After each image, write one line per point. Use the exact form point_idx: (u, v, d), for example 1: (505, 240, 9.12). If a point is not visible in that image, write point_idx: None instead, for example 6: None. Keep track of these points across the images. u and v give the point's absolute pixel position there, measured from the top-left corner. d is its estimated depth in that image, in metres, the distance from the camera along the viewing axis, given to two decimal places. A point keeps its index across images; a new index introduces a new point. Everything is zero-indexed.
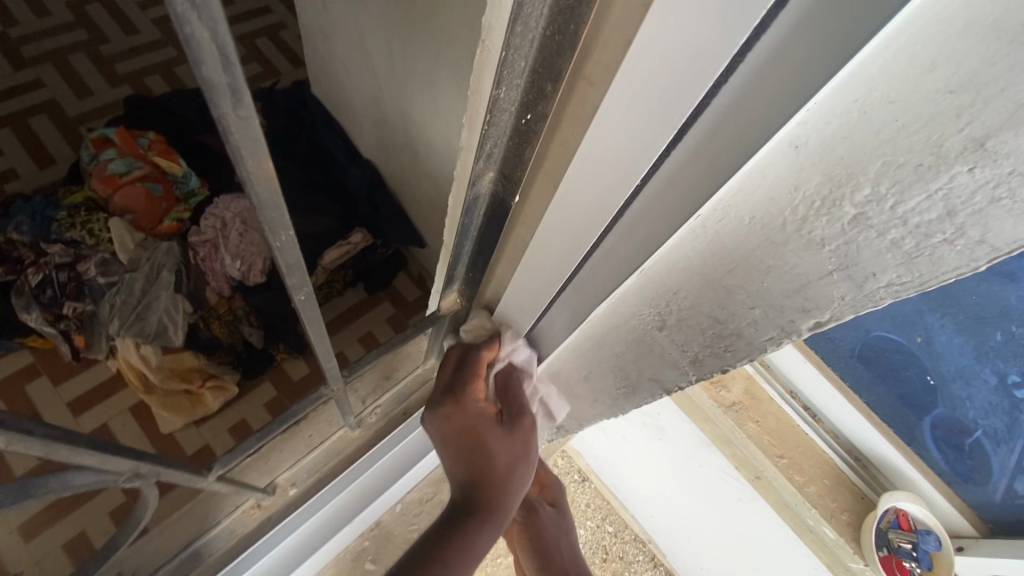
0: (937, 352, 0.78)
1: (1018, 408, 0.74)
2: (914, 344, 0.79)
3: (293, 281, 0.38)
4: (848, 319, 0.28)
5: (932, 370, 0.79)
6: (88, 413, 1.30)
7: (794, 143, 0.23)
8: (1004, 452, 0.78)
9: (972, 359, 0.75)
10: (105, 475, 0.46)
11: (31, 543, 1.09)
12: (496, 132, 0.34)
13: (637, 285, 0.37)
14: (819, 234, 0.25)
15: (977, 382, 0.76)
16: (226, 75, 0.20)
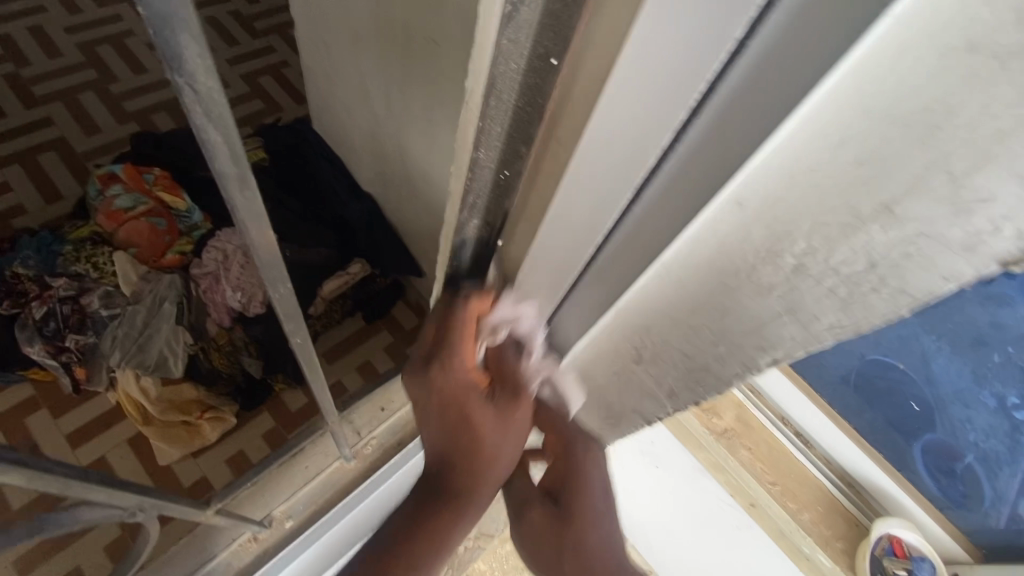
0: (933, 378, 0.82)
1: (1018, 432, 0.77)
2: (904, 368, 0.84)
3: None
4: (800, 357, 0.30)
5: (922, 396, 0.84)
6: (87, 445, 1.31)
7: (738, 201, 0.26)
8: (1000, 478, 0.80)
9: (970, 383, 0.79)
10: (112, 509, 0.48)
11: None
12: (479, 186, 0.35)
13: (613, 322, 0.40)
14: (767, 280, 0.28)
15: (976, 405, 0.79)
16: None
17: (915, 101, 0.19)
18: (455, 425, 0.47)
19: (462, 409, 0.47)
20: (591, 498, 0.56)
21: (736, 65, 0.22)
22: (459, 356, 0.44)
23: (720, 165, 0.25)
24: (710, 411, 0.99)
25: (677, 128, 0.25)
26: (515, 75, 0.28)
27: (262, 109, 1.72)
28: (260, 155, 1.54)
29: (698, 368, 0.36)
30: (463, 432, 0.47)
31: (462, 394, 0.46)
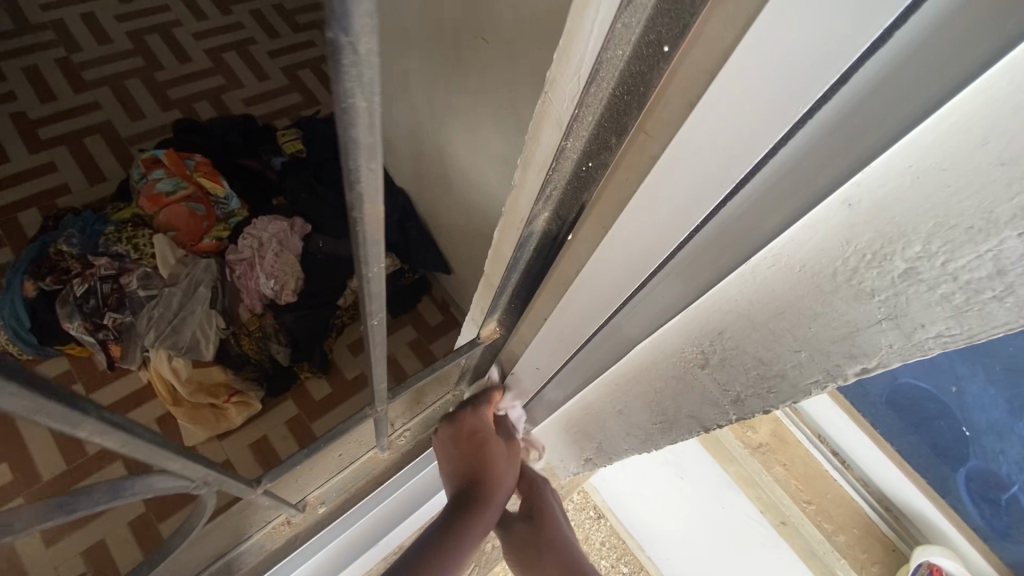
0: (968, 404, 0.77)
1: None
2: (946, 393, 0.79)
3: (368, 307, 0.39)
4: (895, 367, 0.28)
5: (966, 422, 0.79)
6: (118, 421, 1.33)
7: (847, 200, 0.25)
8: None
9: (1006, 413, 0.75)
10: (180, 480, 0.46)
11: (53, 548, 1.11)
12: (558, 175, 0.36)
13: (680, 323, 0.39)
14: (869, 285, 0.27)
15: (1012, 436, 0.75)
16: (369, 135, 0.23)
17: None
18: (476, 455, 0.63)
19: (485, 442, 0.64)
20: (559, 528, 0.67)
21: (873, 57, 0.21)
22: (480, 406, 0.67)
23: (840, 166, 0.25)
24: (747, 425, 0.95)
25: (793, 121, 0.24)
26: (620, 61, 0.28)
27: (300, 102, 1.75)
28: (299, 147, 1.56)
29: (772, 373, 0.35)
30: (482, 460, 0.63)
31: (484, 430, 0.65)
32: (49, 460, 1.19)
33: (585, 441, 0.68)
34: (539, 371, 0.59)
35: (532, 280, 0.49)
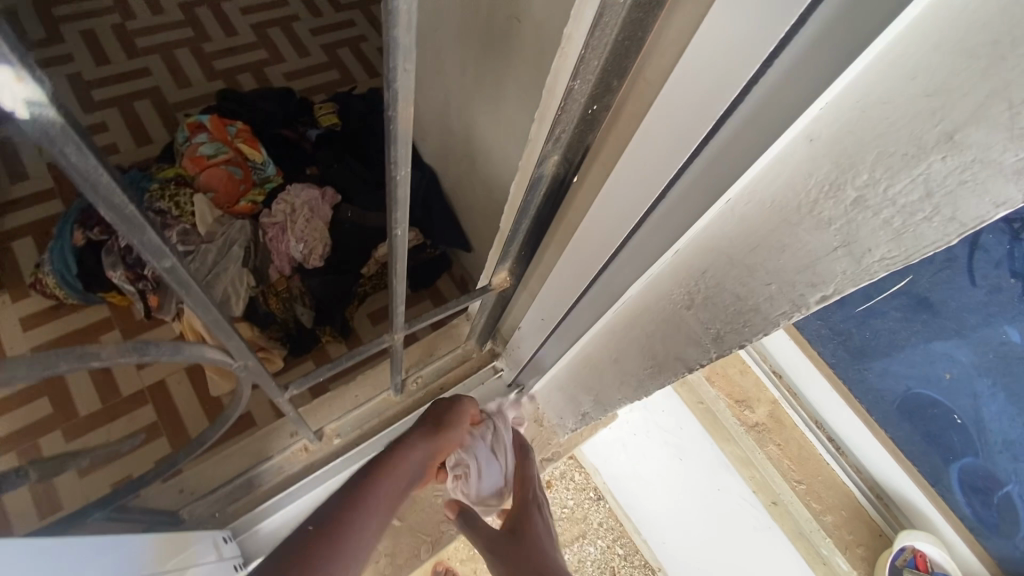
0: (982, 419, 0.75)
1: None
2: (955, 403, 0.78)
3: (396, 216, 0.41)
4: (849, 292, 0.32)
5: (960, 411, 0.77)
6: (148, 369, 1.26)
7: (809, 136, 0.29)
8: None
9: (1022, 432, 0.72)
10: (225, 358, 0.46)
11: (85, 480, 1.12)
12: (567, 118, 0.40)
13: (669, 265, 0.44)
14: (827, 215, 0.31)
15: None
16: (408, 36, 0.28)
17: (984, 35, 0.22)
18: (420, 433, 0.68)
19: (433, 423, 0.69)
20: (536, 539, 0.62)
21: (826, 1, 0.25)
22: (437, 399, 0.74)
23: (795, 103, 0.28)
24: (745, 404, 1.00)
25: (763, 60, 0.28)
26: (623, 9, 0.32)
27: (337, 79, 1.82)
28: (334, 121, 1.62)
29: (747, 308, 0.39)
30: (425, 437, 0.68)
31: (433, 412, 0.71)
32: (87, 397, 1.21)
33: (583, 395, 0.72)
34: (545, 320, 0.64)
35: (542, 227, 0.54)
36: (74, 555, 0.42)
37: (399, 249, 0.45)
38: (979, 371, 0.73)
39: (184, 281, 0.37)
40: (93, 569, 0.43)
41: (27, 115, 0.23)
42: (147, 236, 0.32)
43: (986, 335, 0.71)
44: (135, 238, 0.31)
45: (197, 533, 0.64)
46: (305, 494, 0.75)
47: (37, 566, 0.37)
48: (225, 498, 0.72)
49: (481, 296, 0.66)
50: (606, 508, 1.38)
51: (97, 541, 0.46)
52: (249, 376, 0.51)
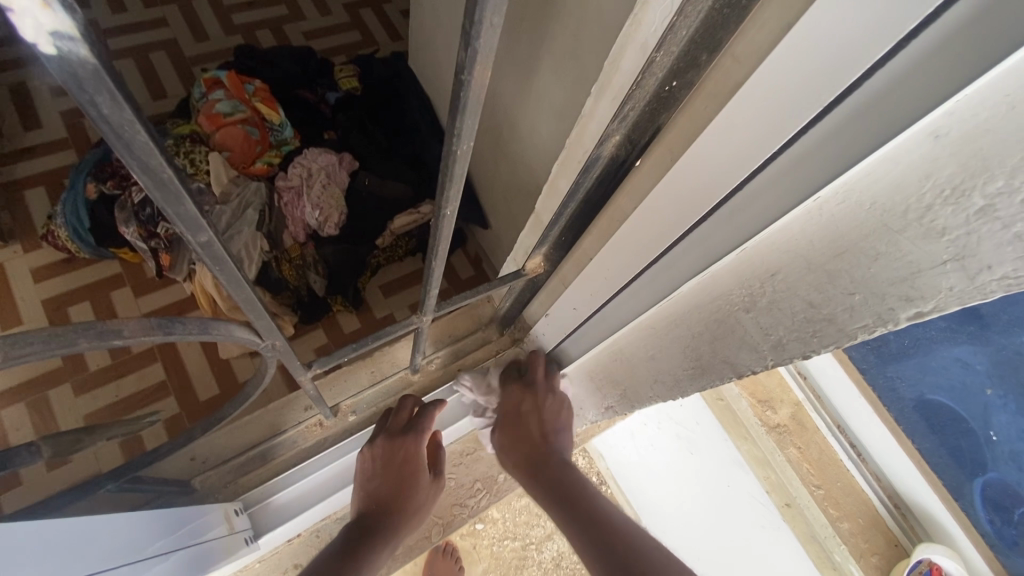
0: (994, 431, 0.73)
1: None
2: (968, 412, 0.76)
3: (447, 193, 0.36)
4: (951, 311, 0.29)
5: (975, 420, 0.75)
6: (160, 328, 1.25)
7: (936, 132, 0.26)
8: None
9: None
10: (250, 337, 0.43)
11: None
12: (639, 95, 0.38)
13: (732, 263, 0.41)
14: (941, 223, 0.27)
15: None
16: None
17: None
18: (393, 470, 0.68)
19: (405, 455, 0.68)
20: (551, 455, 0.67)
21: None
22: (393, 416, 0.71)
23: (926, 94, 0.25)
24: (767, 404, 1.00)
25: (900, 38, 0.24)
26: None
27: (359, 41, 1.75)
28: (354, 84, 1.56)
29: (820, 316, 0.36)
30: (398, 474, 0.68)
31: (403, 443, 0.68)
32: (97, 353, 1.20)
33: (609, 387, 0.70)
34: (577, 310, 0.61)
35: (588, 212, 0.51)
36: (82, 529, 0.40)
37: (445, 228, 0.41)
38: (987, 380, 0.71)
39: (218, 257, 0.34)
40: (102, 546, 0.41)
41: (53, 50, 0.19)
42: (184, 206, 0.28)
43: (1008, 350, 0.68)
44: (170, 207, 0.28)
45: (209, 504, 0.63)
46: (320, 467, 0.75)
47: (47, 543, 0.35)
48: (238, 469, 0.71)
49: (513, 280, 0.63)
50: None
51: (107, 517, 0.45)
52: (274, 356, 0.48)
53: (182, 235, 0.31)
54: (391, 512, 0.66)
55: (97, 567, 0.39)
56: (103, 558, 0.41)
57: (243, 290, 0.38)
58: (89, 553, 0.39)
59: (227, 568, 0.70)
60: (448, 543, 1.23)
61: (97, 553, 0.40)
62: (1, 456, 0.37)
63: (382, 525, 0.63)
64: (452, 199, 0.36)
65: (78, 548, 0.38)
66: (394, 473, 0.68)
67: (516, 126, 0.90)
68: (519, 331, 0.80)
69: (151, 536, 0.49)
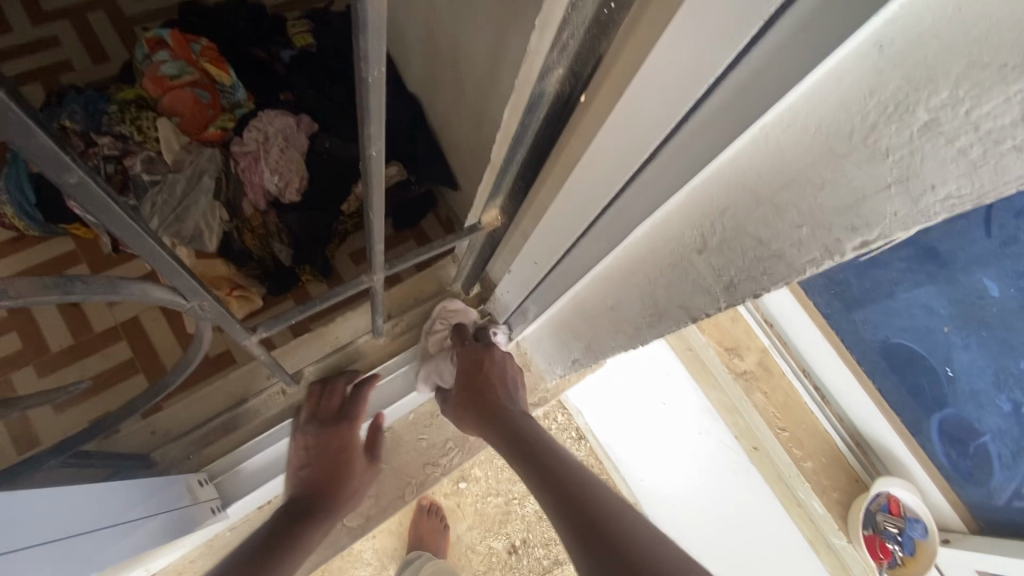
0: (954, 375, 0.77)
1: None
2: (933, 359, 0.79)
3: (370, 131, 0.33)
4: (896, 238, 0.28)
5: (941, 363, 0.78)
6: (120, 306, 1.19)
7: (880, 42, 0.24)
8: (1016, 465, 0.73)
9: (989, 383, 0.73)
10: (172, 296, 0.40)
11: (63, 416, 1.08)
12: (579, 19, 0.35)
13: (682, 202, 0.39)
14: (885, 142, 0.26)
15: (990, 407, 0.74)
16: None
17: None
18: (325, 457, 0.74)
19: (338, 443, 0.74)
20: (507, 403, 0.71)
21: None
22: (324, 400, 0.74)
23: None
24: (734, 351, 0.96)
25: None
26: None
27: None
28: (308, 41, 1.44)
29: (770, 253, 0.35)
30: (332, 456, 0.74)
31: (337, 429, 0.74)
32: (57, 332, 1.15)
33: (574, 341, 0.70)
34: (538, 264, 0.60)
35: (540, 156, 0.48)
36: (32, 505, 0.38)
37: (378, 174, 0.38)
38: (954, 322, 0.74)
39: (103, 204, 0.31)
40: (41, 521, 0.38)
41: None
42: (34, 138, 0.26)
43: (966, 292, 0.71)
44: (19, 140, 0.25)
45: (169, 478, 0.62)
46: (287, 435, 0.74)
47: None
48: (200, 440, 0.70)
49: (470, 234, 0.62)
50: (586, 446, 1.41)
51: (64, 490, 0.43)
52: (209, 319, 0.46)
53: (49, 177, 0.28)
54: (316, 502, 0.71)
55: (38, 542, 0.37)
56: (46, 534, 0.38)
57: (145, 239, 0.35)
58: (39, 527, 0.38)
59: (196, 537, 0.70)
60: (431, 502, 1.27)
61: (35, 528, 0.37)
62: None
63: (312, 512, 0.70)
64: (375, 139, 0.33)
65: (11, 521, 0.35)
66: (323, 463, 0.74)
67: (477, 77, 0.86)
68: (484, 290, 0.78)
69: (99, 512, 0.46)
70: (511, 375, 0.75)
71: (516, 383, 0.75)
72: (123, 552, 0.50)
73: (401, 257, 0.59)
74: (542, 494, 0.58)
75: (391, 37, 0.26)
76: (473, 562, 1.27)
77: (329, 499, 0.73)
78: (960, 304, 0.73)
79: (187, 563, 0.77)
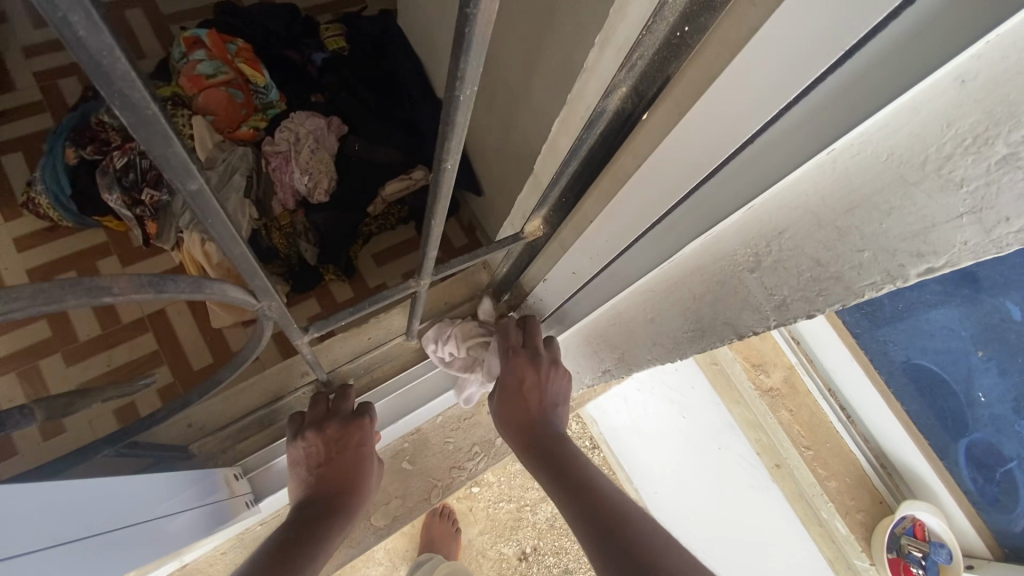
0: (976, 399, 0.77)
1: None
2: (954, 381, 0.79)
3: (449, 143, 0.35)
4: (964, 267, 0.28)
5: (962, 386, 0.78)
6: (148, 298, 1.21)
7: (962, 77, 0.25)
8: None
9: (1010, 410, 0.74)
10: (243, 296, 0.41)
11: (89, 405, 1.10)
12: (648, 41, 0.36)
13: (739, 222, 0.40)
14: (961, 173, 0.26)
15: (1009, 432, 0.75)
16: None
17: None
18: (339, 460, 0.68)
19: (353, 444, 0.69)
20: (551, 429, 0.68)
21: None
22: (334, 404, 0.71)
23: (957, 39, 0.24)
24: (760, 368, 0.95)
25: None
26: None
27: None
28: (340, 45, 1.47)
29: (827, 274, 0.35)
30: (346, 459, 0.68)
31: (350, 431, 0.69)
32: (85, 322, 1.18)
33: (607, 352, 0.71)
34: (577, 274, 0.61)
35: (590, 171, 0.49)
36: (84, 495, 0.39)
37: (444, 186, 0.40)
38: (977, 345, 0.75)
39: (207, 207, 0.32)
40: (91, 512, 0.39)
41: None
42: (172, 146, 0.27)
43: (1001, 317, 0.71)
44: (156, 148, 0.26)
45: (213, 470, 0.64)
46: None
47: (38, 502, 0.34)
48: (237, 434, 0.72)
49: (512, 244, 0.62)
50: (600, 456, 1.47)
51: (114, 481, 0.45)
52: (271, 319, 0.47)
53: (172, 182, 0.29)
54: (333, 505, 0.64)
55: (85, 534, 0.38)
56: (95, 525, 0.40)
57: (234, 241, 0.36)
58: (89, 518, 0.39)
59: (227, 531, 0.71)
60: (444, 506, 1.27)
61: (89, 519, 0.39)
62: None
63: (329, 517, 0.62)
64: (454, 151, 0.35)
65: (70, 514, 0.37)
66: (339, 463, 0.68)
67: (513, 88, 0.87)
68: (516, 298, 0.80)
69: (151, 501, 0.49)
70: (556, 400, 0.71)
71: (561, 408, 0.72)
72: (161, 545, 0.51)
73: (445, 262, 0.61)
74: (582, 531, 0.54)
75: (486, 57, 0.27)
76: (484, 567, 1.27)
77: (346, 501, 0.66)
78: (984, 327, 0.73)
79: (217, 556, 0.79)
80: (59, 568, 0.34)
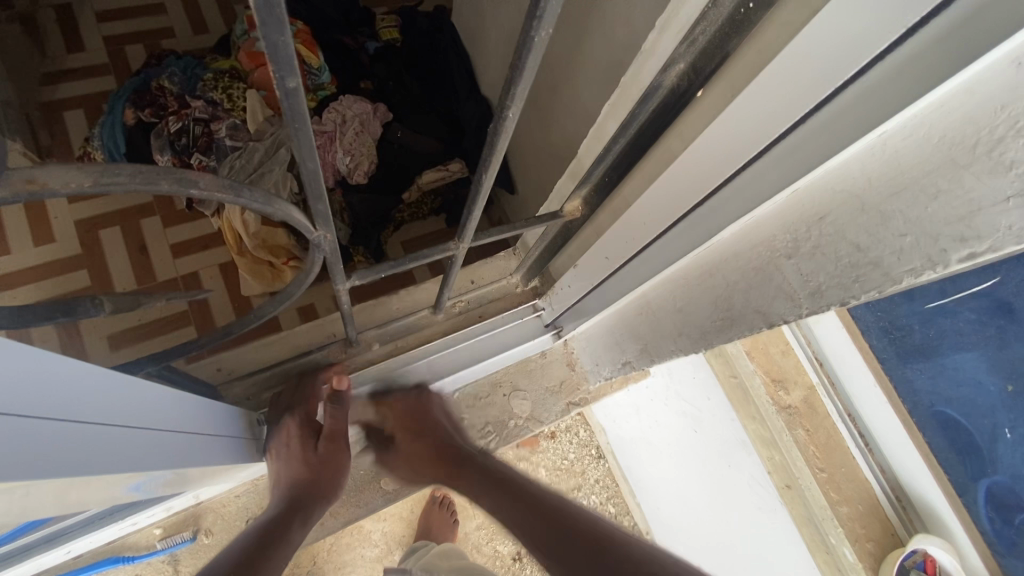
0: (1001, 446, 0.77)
1: None
2: (979, 423, 0.79)
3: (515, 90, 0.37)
4: (1007, 253, 0.28)
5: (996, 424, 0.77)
6: (185, 259, 1.25)
7: (1020, 59, 0.25)
8: None
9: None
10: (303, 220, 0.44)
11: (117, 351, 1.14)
12: (714, 16, 0.37)
13: (784, 205, 0.42)
14: (1011, 156, 0.27)
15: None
16: None
17: None
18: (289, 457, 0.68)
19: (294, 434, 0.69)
20: None
21: None
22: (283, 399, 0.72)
23: (1004, 26, 0.24)
24: (780, 384, 0.91)
25: None
26: None
27: None
28: (394, 36, 1.49)
29: (867, 260, 0.36)
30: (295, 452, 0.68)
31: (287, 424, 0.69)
32: (122, 275, 1.22)
33: (630, 342, 0.72)
34: (609, 259, 0.62)
35: (635, 151, 0.51)
36: (123, 388, 0.40)
37: (502, 139, 0.43)
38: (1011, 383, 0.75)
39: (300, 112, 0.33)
40: (129, 406, 0.40)
41: None
42: (282, 38, 0.27)
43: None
44: (271, 36, 0.26)
45: (235, 409, 0.67)
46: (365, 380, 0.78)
47: (96, 383, 0.36)
48: (263, 384, 0.75)
49: (550, 222, 0.63)
50: (604, 467, 1.38)
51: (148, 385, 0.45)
52: (322, 254, 0.51)
53: (273, 79, 0.30)
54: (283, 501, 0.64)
55: (124, 422, 0.39)
56: (135, 417, 0.40)
57: (313, 159, 0.38)
58: (122, 406, 0.39)
59: (248, 473, 0.75)
60: (444, 496, 1.26)
61: (128, 411, 0.40)
62: (67, 305, 0.43)
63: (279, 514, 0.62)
64: (519, 98, 0.37)
65: (113, 404, 0.38)
66: (291, 458, 0.68)
67: None
68: (541, 285, 0.84)
69: (183, 417, 0.50)
70: None
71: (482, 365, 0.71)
72: (203, 459, 0.53)
73: (483, 233, 0.61)
74: None
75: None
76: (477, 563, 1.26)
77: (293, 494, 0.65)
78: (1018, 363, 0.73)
79: (231, 498, 0.84)
80: (105, 448, 0.35)
